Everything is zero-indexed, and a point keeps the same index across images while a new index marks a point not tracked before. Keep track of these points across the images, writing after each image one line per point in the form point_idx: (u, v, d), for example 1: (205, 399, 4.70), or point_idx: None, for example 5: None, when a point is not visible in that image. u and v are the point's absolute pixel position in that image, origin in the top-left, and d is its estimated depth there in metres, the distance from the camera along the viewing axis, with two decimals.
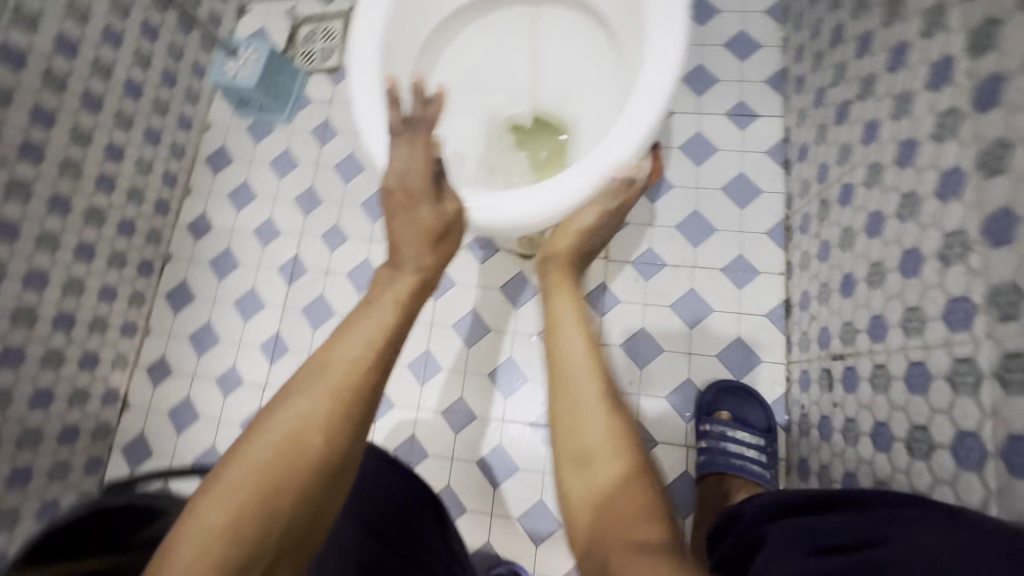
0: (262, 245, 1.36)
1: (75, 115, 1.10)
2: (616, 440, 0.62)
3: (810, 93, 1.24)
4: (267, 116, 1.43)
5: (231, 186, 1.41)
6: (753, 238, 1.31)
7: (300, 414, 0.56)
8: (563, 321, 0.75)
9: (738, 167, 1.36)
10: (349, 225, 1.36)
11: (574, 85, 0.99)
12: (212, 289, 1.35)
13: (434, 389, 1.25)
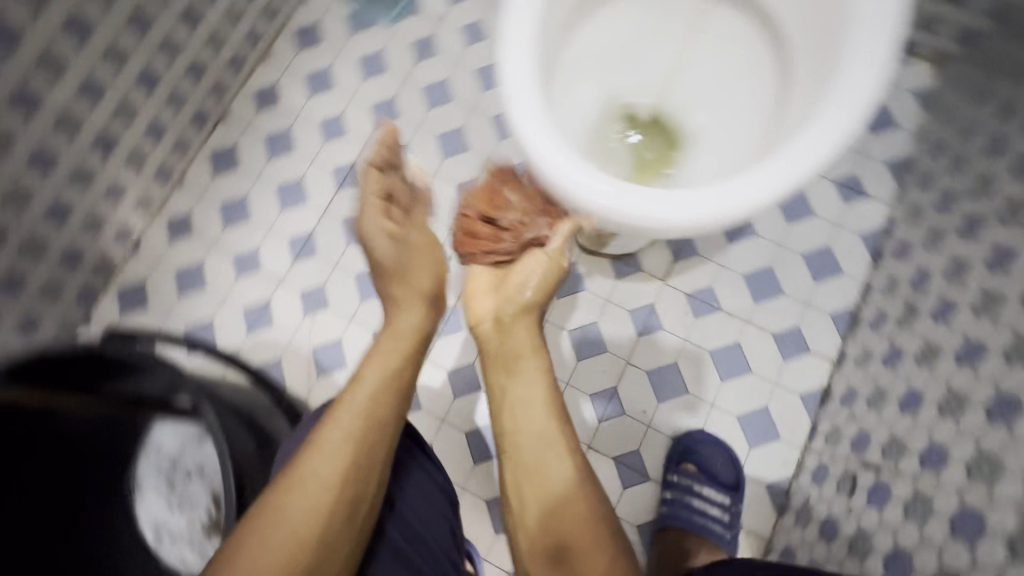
0: (323, 141, 1.35)
1: None
2: (582, 536, 0.65)
3: (933, 191, 1.15)
4: (371, 11, 1.41)
5: (312, 68, 1.39)
6: (817, 315, 1.23)
7: (282, 527, 0.63)
8: (518, 411, 0.72)
9: (827, 238, 1.26)
10: (417, 152, 1.33)
11: (711, 94, 0.94)
12: (258, 165, 1.34)
13: (447, 346, 1.23)
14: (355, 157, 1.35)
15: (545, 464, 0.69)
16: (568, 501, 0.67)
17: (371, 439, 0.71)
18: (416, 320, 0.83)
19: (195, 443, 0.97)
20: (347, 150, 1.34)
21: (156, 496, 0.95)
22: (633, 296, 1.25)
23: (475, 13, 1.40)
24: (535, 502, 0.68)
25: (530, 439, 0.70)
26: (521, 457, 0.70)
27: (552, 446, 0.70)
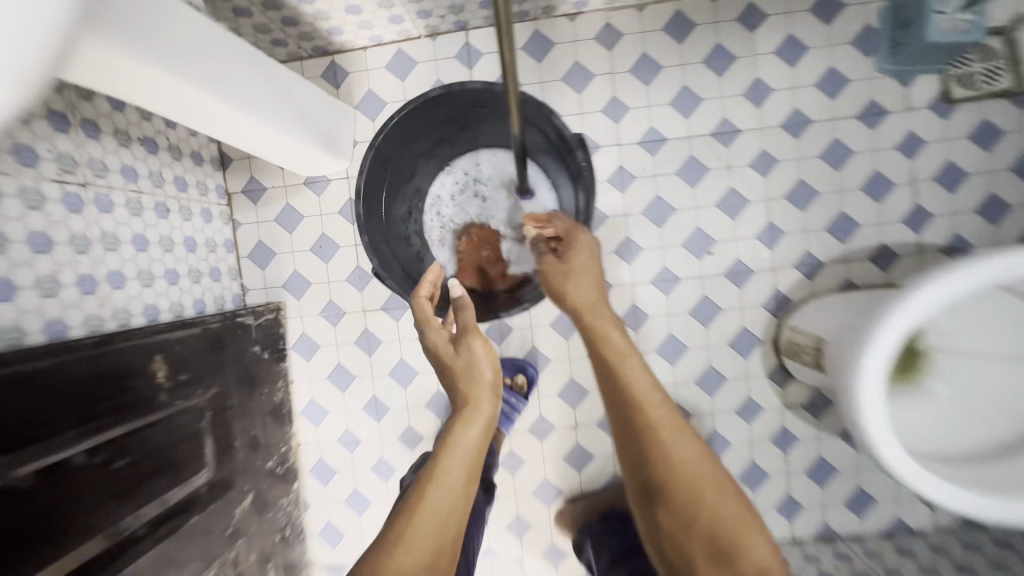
0: (539, 55, 1.02)
1: None
2: (691, 481, 0.59)
3: (850, 548, 1.02)
4: (791, 10, 0.99)
5: (618, 30, 1.00)
6: (772, 519, 1.05)
7: None
8: (633, 393, 0.65)
9: (833, 496, 1.04)
10: (644, 130, 1.02)
11: (955, 382, 0.79)
12: (452, 44, 1.03)
13: (546, 345, 1.05)
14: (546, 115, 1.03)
15: (649, 421, 0.63)
16: (681, 454, 0.61)
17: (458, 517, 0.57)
18: (490, 409, 0.63)
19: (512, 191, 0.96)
20: (645, 119, 1.01)
21: (450, 199, 0.98)
22: (754, 388, 1.04)
23: (891, 101, 1.00)
24: (637, 450, 0.63)
25: (626, 390, 0.66)
26: (628, 409, 0.65)
27: (655, 407, 0.64)
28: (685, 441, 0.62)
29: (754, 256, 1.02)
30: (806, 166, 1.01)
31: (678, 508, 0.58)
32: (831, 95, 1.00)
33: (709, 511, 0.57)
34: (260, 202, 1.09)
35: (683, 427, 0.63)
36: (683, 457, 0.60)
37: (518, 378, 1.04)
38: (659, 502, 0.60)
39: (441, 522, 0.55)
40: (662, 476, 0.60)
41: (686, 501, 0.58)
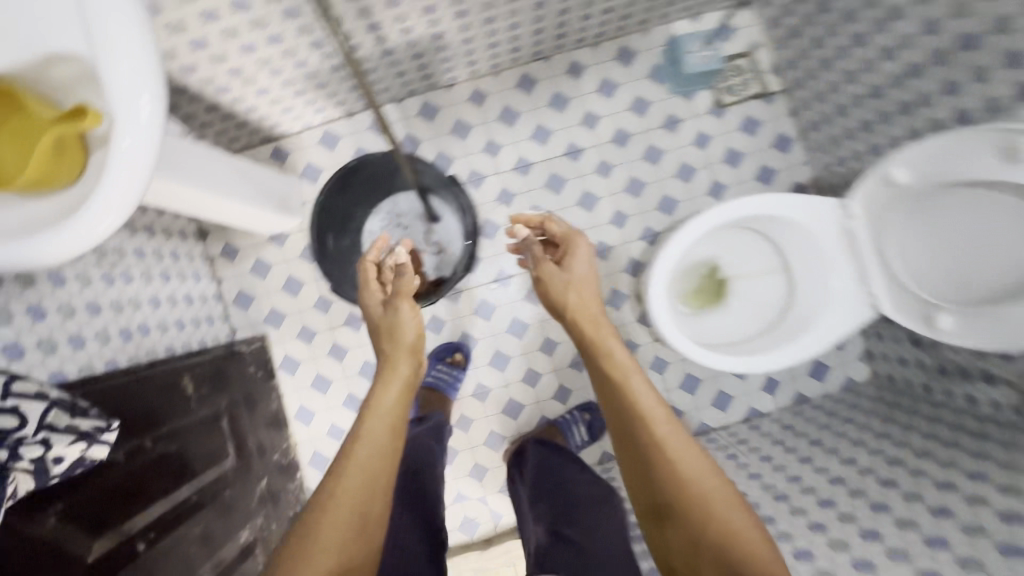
0: (430, 118, 1.39)
1: (452, 31, 1.15)
2: (697, 495, 0.81)
3: (719, 434, 1.38)
4: (600, 60, 1.40)
5: (483, 93, 1.39)
6: None
7: (358, 477, 0.79)
8: (645, 419, 0.89)
9: (702, 399, 1.41)
10: (514, 159, 1.40)
11: (736, 298, 1.16)
12: (364, 120, 1.39)
13: (473, 328, 1.40)
14: (443, 159, 1.39)
15: (658, 441, 0.87)
16: (683, 465, 0.84)
17: (386, 459, 0.83)
18: (407, 366, 0.96)
19: (425, 220, 1.31)
20: (514, 152, 1.40)
21: (381, 232, 1.32)
22: (631, 331, 1.41)
23: (682, 112, 1.41)
24: (648, 464, 0.87)
25: (635, 412, 0.90)
26: (641, 430, 0.89)
27: (661, 427, 0.88)
28: (697, 463, 0.85)
29: (610, 236, 1.40)
30: (633, 166, 1.40)
31: (691, 516, 0.80)
32: (641, 114, 1.41)
33: (708, 520, 0.79)
34: (235, 260, 1.40)
35: (692, 450, 0.86)
36: (688, 472, 0.83)
37: (455, 355, 1.37)
38: (669, 509, 0.83)
39: (370, 460, 0.81)
40: (670, 486, 0.83)
41: (698, 513, 0.80)
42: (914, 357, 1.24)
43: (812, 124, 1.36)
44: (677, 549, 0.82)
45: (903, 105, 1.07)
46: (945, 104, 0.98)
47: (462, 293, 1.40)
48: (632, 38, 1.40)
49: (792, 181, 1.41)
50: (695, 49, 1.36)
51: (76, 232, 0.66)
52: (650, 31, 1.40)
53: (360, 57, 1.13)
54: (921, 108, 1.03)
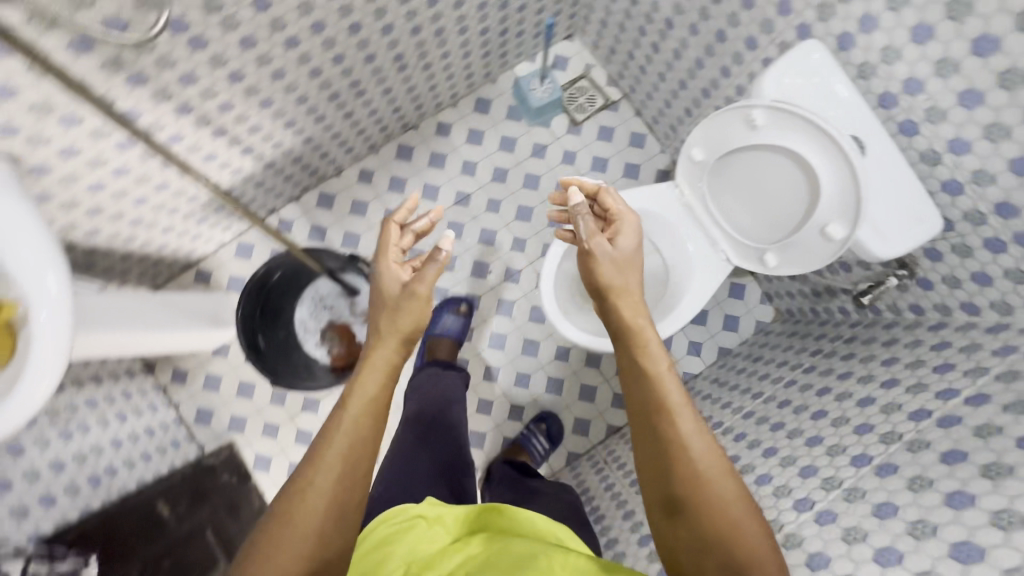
0: (330, 205, 1.55)
1: (321, 132, 1.32)
2: (720, 500, 0.76)
3: None
4: (462, 115, 1.60)
5: (370, 172, 1.57)
6: (613, 412, 1.54)
7: (353, 431, 0.82)
8: (675, 408, 0.84)
9: None
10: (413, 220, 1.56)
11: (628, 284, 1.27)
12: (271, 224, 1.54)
13: None
14: (352, 237, 1.55)
15: (681, 437, 0.81)
16: (707, 467, 0.78)
17: (366, 452, 0.81)
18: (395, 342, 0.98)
19: (345, 296, 1.45)
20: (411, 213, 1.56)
21: (311, 317, 1.44)
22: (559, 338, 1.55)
23: (545, 138, 1.61)
24: (667, 459, 0.81)
25: (658, 404, 0.85)
26: (663, 424, 0.83)
27: (685, 419, 0.82)
28: (724, 472, 0.78)
29: (515, 261, 1.57)
30: (517, 196, 1.59)
31: (708, 519, 0.75)
32: (511, 150, 1.60)
33: (728, 525, 0.74)
34: (187, 380, 1.50)
35: (717, 451, 0.80)
36: (715, 477, 0.77)
37: (461, 307, 1.49)
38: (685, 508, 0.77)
39: (349, 452, 0.80)
40: (688, 483, 0.78)
41: (716, 518, 0.75)
42: (795, 288, 1.42)
43: (654, 119, 1.57)
44: (686, 545, 0.77)
45: (703, 90, 1.28)
46: (728, 85, 1.19)
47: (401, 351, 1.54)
48: (484, 90, 1.60)
49: (654, 169, 1.61)
50: (535, 86, 1.55)
51: (20, 403, 0.76)
52: (497, 80, 1.61)
53: (246, 176, 1.28)
54: (716, 90, 1.24)
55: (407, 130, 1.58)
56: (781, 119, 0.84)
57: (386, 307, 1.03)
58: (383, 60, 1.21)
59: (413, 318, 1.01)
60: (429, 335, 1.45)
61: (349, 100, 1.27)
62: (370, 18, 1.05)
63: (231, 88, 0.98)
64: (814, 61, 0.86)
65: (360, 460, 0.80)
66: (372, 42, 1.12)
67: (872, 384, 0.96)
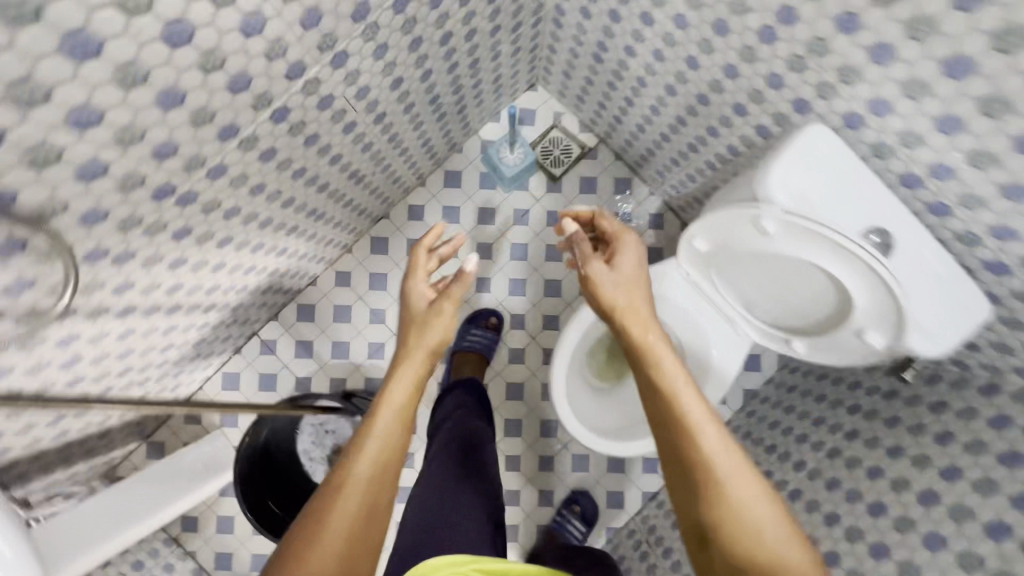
0: (311, 315, 1.45)
1: (284, 261, 1.21)
2: (780, 558, 0.63)
3: None
4: (432, 194, 1.48)
5: (346, 273, 1.46)
6: (644, 478, 1.47)
7: (361, 475, 0.72)
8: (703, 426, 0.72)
9: None
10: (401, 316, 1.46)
11: None
12: (252, 348, 1.45)
13: None
14: (340, 345, 1.45)
15: (725, 477, 0.68)
16: (759, 518, 0.65)
17: (389, 481, 0.74)
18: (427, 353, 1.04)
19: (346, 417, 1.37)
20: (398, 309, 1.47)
21: (315, 445, 1.36)
22: None
23: (524, 202, 1.49)
24: (711, 501, 0.68)
25: (690, 434, 0.71)
26: (699, 458, 0.70)
27: (711, 431, 0.71)
28: (779, 520, 0.66)
29: (516, 340, 1.47)
30: (507, 269, 1.48)
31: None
32: (490, 222, 1.48)
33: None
34: (198, 527, 1.43)
35: (750, 471, 0.69)
36: (772, 526, 0.65)
37: (491, 320, 1.44)
38: (738, 562, 0.64)
39: (368, 483, 0.72)
40: (739, 535, 0.65)
41: (784, 574, 0.62)
42: None
43: (637, 163, 1.45)
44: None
45: (688, 145, 1.16)
46: (717, 143, 1.07)
47: (415, 455, 1.46)
48: (450, 162, 1.48)
49: (645, 214, 1.51)
50: (505, 154, 1.42)
51: None
52: (463, 149, 1.48)
53: (213, 324, 1.18)
54: (703, 146, 1.12)
55: (378, 221, 1.47)
56: (796, 228, 0.74)
57: (414, 324, 1.11)
58: (336, 182, 1.09)
59: (440, 329, 1.11)
60: (460, 346, 1.41)
61: (309, 226, 1.16)
62: (313, 160, 0.92)
63: (174, 275, 0.87)
64: (822, 144, 0.75)
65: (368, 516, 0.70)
66: (321, 177, 1.00)
67: (929, 472, 0.88)
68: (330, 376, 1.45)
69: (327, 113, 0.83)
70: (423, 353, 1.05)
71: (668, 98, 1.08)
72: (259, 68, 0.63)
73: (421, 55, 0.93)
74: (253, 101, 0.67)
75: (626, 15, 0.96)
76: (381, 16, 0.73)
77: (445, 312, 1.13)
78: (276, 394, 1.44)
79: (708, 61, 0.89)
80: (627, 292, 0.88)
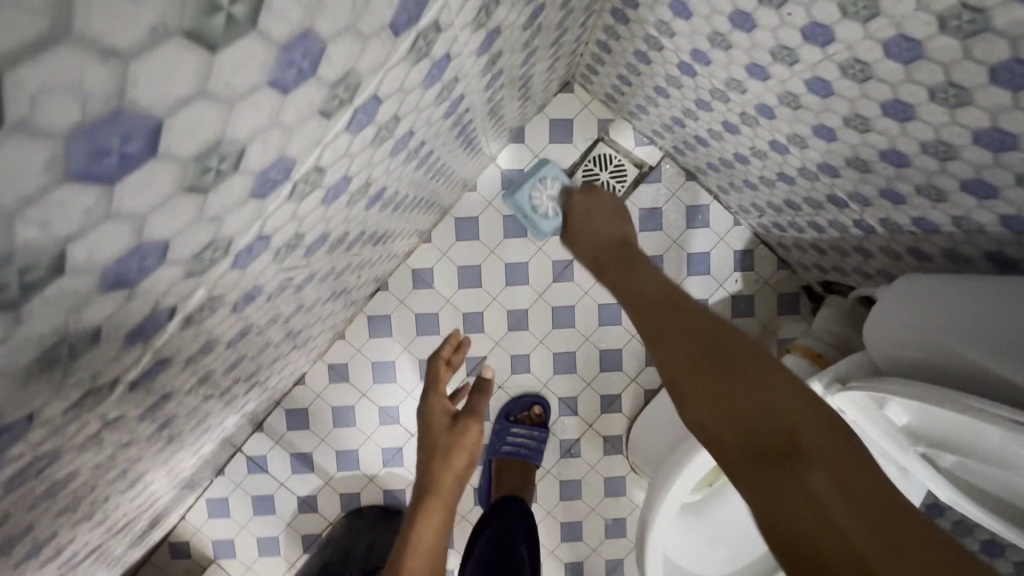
0: (305, 421, 1.14)
1: (252, 399, 0.87)
2: (748, 366, 0.41)
3: None
4: (442, 251, 1.10)
5: (342, 365, 1.12)
6: None
7: None
8: (671, 304, 0.48)
9: None
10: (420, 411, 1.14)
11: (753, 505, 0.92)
12: (239, 467, 1.15)
13: None
14: (347, 453, 1.15)
15: (679, 314, 0.46)
16: (720, 341, 0.43)
17: None
18: (463, 448, 0.74)
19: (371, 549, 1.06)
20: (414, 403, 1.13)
21: None
22: None
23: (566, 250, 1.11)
24: (676, 329, 0.45)
25: (649, 295, 0.50)
26: (666, 334, 0.46)
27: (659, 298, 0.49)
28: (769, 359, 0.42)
29: (569, 430, 1.15)
30: (550, 342, 1.13)
31: (745, 403, 0.39)
32: (523, 280, 1.12)
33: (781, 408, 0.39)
34: None
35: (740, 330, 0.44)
36: (734, 338, 0.43)
37: (535, 409, 1.13)
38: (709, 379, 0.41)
39: None
40: (701, 356, 0.42)
41: (754, 388, 0.40)
42: None
43: (721, 188, 1.05)
44: (740, 446, 0.39)
45: (830, 197, 0.77)
46: (892, 209, 0.68)
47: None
48: (462, 206, 1.10)
49: (728, 252, 1.12)
50: (535, 195, 1.03)
51: None
52: (479, 185, 1.09)
53: (169, 493, 0.86)
54: (860, 205, 0.72)
55: (375, 294, 1.11)
56: None
57: (431, 455, 0.74)
58: (309, 313, 0.72)
59: (467, 452, 0.74)
60: (499, 452, 1.11)
61: (276, 360, 0.80)
62: (258, 338, 0.56)
63: (58, 554, 0.53)
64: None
65: None
66: (279, 333, 0.63)
67: None
68: (340, 491, 1.15)
69: (260, 299, 0.45)
70: (450, 483, 0.72)
71: (814, 141, 0.67)
72: (37, 395, 0.25)
73: (418, 143, 0.53)
74: (66, 413, 0.30)
75: (769, 23, 0.54)
76: (325, 154, 0.33)
77: (471, 432, 0.75)
78: (277, 517, 1.16)
79: (947, 117, 0.48)
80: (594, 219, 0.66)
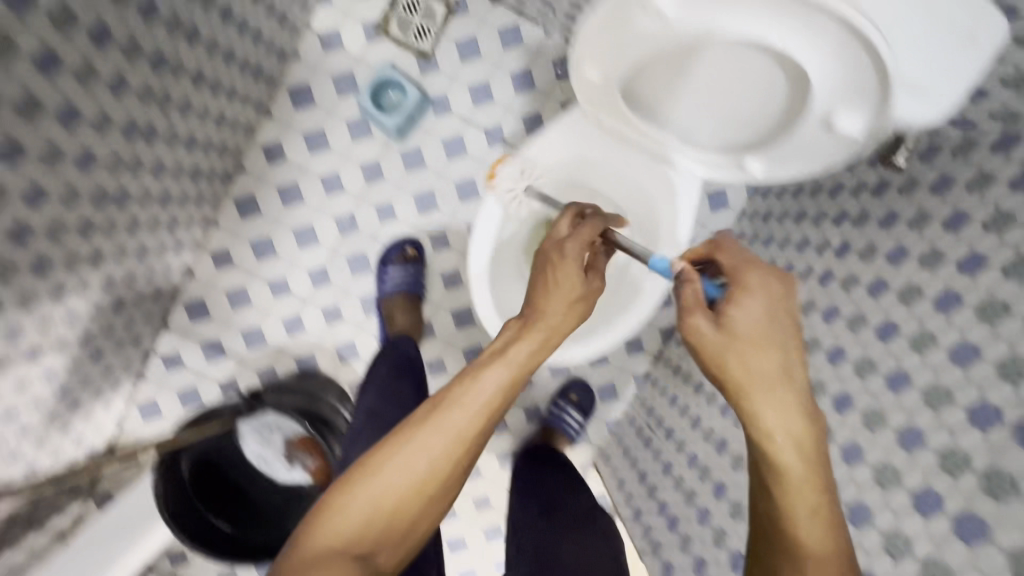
0: (205, 309, 1.22)
1: (120, 263, 0.95)
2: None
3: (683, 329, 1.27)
4: (286, 124, 1.18)
5: (226, 251, 1.21)
6: (630, 361, 1.32)
7: (422, 471, 0.60)
8: (802, 494, 0.53)
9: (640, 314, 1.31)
10: (305, 275, 1.23)
11: None
12: (159, 366, 1.24)
13: None
14: (252, 331, 1.24)
15: (808, 521, 0.52)
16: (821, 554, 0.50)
17: (435, 492, 0.61)
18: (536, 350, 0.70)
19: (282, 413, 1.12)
20: (300, 269, 1.22)
21: None
22: None
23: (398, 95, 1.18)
24: (794, 528, 0.52)
25: (797, 490, 0.53)
26: (783, 500, 0.53)
27: (797, 478, 0.53)
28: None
29: (448, 264, 1.25)
30: (407, 186, 1.22)
31: None
32: (368, 133, 1.20)
33: None
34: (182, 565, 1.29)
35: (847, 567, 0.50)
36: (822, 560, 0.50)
37: (408, 249, 1.20)
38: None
39: (420, 499, 0.60)
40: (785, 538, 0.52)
41: None
42: None
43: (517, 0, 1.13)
44: None
45: None
46: None
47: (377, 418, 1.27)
48: (293, 77, 1.17)
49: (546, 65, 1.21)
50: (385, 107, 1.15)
51: None
52: (301, 54, 1.17)
53: (69, 364, 0.95)
54: None
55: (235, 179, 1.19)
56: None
57: (528, 327, 0.70)
58: (121, 147, 0.81)
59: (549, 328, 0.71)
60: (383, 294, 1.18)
61: (120, 213, 0.88)
62: (30, 130, 0.64)
63: None
64: None
65: (410, 507, 0.59)
66: (74, 148, 0.72)
67: (952, 271, 0.68)
68: (254, 368, 1.25)
69: None
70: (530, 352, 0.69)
71: None
72: None
73: None
74: None
75: None
76: None
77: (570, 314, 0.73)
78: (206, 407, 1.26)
79: None
80: (771, 352, 0.58)
